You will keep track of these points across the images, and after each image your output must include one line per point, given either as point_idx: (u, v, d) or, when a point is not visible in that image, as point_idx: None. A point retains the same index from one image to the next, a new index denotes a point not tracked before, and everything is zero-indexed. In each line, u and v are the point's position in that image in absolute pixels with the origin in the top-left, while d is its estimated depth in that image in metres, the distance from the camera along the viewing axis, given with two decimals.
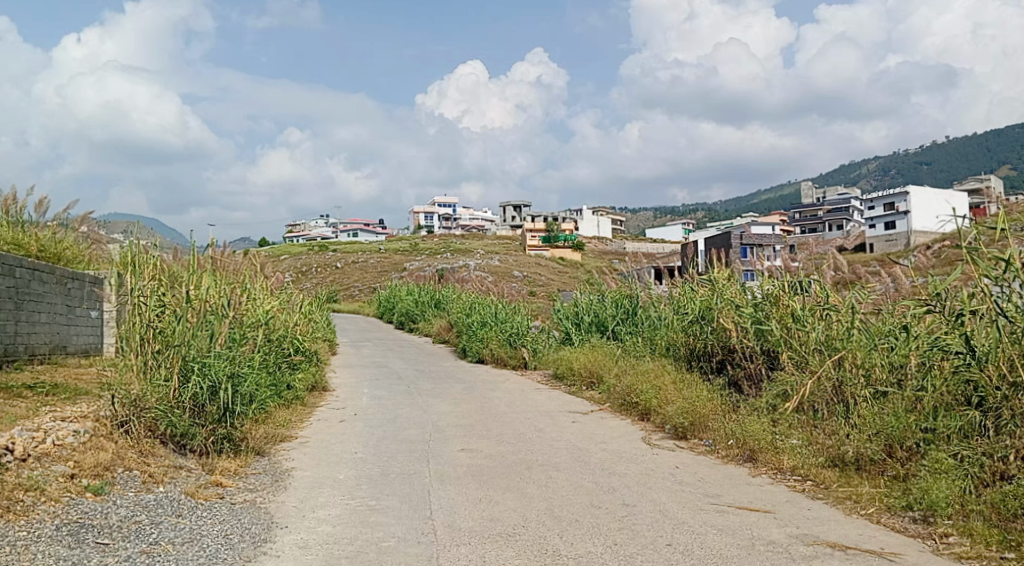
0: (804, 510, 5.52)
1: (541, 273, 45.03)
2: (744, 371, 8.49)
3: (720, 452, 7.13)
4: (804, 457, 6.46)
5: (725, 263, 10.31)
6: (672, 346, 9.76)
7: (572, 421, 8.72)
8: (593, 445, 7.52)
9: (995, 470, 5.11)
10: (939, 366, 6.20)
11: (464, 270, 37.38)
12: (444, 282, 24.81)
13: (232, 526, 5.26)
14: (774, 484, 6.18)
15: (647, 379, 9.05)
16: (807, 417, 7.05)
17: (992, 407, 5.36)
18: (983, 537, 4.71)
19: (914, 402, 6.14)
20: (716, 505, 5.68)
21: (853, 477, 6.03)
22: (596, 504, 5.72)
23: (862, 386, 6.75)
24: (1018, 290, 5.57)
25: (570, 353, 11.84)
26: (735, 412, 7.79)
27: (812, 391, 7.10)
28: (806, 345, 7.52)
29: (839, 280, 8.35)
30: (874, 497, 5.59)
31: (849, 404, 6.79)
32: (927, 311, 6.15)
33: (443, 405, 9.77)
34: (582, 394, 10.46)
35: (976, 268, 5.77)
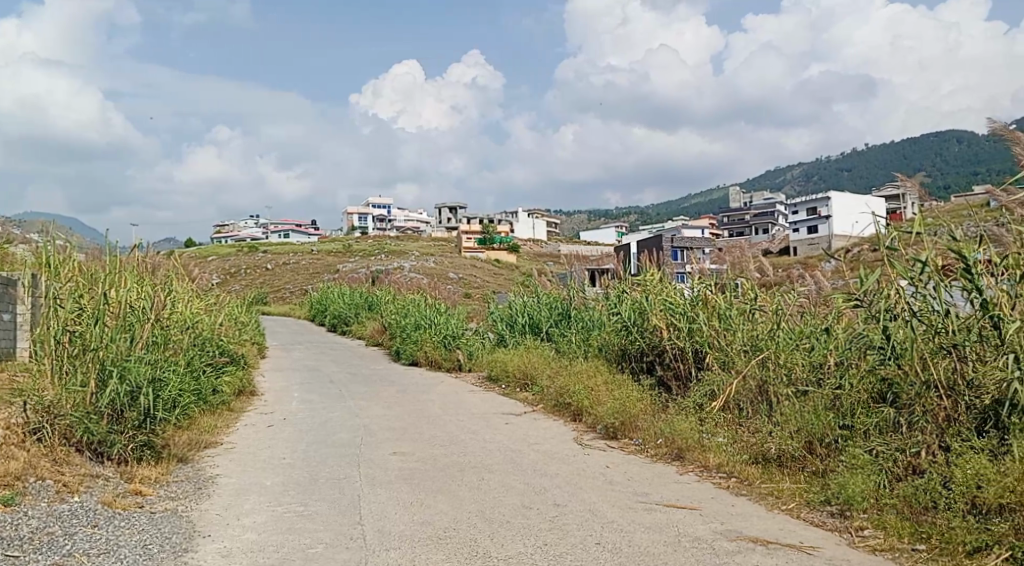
0: (728, 507, 5.64)
1: (476, 274, 44.99)
2: (673, 371, 8.65)
3: (649, 451, 7.25)
4: (729, 454, 6.61)
5: (655, 265, 10.49)
6: (605, 346, 9.88)
7: (505, 423, 8.74)
8: (526, 447, 7.56)
9: (907, 464, 5.31)
10: (856, 364, 6.43)
11: (398, 272, 37.13)
12: (377, 284, 24.57)
13: (151, 536, 5.10)
14: (701, 482, 6.30)
15: (580, 380, 9.13)
16: (732, 415, 7.21)
17: (905, 404, 5.56)
18: (896, 530, 4.89)
19: (833, 399, 6.36)
20: (645, 503, 5.77)
21: (775, 473, 6.20)
22: (527, 505, 5.74)
23: (784, 384, 6.97)
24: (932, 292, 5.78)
25: (504, 354, 11.86)
26: (664, 412, 7.93)
27: (738, 391, 7.28)
28: (732, 345, 7.70)
29: (765, 282, 8.59)
30: (795, 492, 5.76)
31: (772, 401, 7.00)
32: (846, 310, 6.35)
33: (374, 408, 9.67)
34: (516, 396, 10.49)
35: (893, 270, 5.97)
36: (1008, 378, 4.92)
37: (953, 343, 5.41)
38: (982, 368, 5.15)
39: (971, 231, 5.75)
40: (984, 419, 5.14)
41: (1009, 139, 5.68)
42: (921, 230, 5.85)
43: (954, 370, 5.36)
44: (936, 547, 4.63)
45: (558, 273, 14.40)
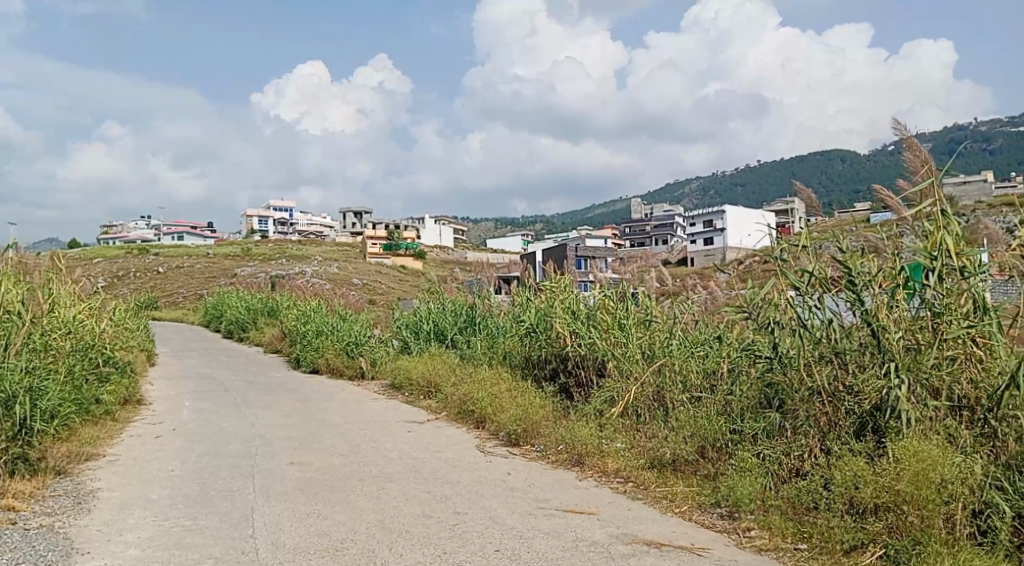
0: (624, 511, 5.75)
1: (380, 280, 44.45)
2: (575, 378, 8.75)
3: (550, 457, 7.31)
4: (626, 459, 6.74)
5: (560, 273, 10.64)
6: (508, 353, 9.92)
7: (407, 431, 8.66)
8: (429, 454, 7.51)
9: (791, 467, 5.56)
10: (747, 371, 6.70)
11: (300, 277, 36.32)
12: (277, 289, 23.96)
13: (24, 554, 4.81)
14: (600, 487, 6.39)
15: (483, 387, 9.14)
16: (630, 421, 7.36)
17: (790, 409, 5.82)
18: (780, 530, 5.09)
19: (725, 405, 6.61)
20: (544, 509, 5.82)
21: (669, 477, 6.36)
22: (427, 514, 5.70)
23: (679, 391, 7.18)
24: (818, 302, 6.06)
25: (407, 362, 11.74)
26: (565, 418, 8.02)
27: (636, 397, 7.43)
28: (628, 351, 7.91)
29: (664, 291, 8.87)
30: (687, 495, 5.92)
31: (667, 407, 7.20)
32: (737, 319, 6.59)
33: (271, 417, 9.41)
34: (419, 404, 10.39)
35: (783, 280, 6.22)
36: (886, 386, 5.18)
37: (835, 351, 5.68)
38: (860, 375, 5.44)
39: (854, 246, 6.03)
40: (862, 424, 5.39)
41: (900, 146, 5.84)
42: (809, 243, 6.18)
43: (836, 377, 5.64)
44: (816, 545, 4.84)
45: (464, 281, 14.41)
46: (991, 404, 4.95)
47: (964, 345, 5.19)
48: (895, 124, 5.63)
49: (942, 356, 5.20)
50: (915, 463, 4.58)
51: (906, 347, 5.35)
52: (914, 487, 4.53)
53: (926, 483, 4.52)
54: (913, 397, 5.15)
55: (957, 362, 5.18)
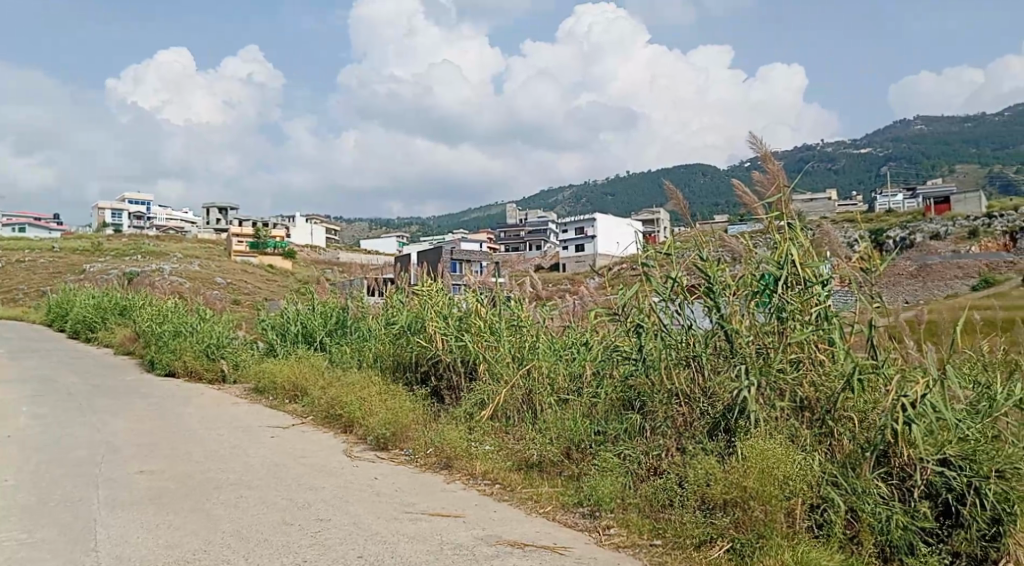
0: (490, 513, 5.79)
1: (246, 280, 42.85)
2: (446, 381, 8.73)
3: (419, 461, 7.25)
4: (494, 461, 6.77)
5: (433, 276, 10.61)
6: (378, 357, 9.77)
7: (270, 436, 8.37)
8: (293, 460, 7.30)
9: (650, 466, 5.75)
10: (612, 375, 6.90)
11: (157, 274, 34.49)
12: (130, 287, 22.64)
13: None
14: (466, 490, 6.39)
15: (351, 391, 8.94)
16: (499, 424, 7.41)
17: (650, 411, 6.05)
18: (637, 527, 5.25)
19: (591, 407, 6.79)
20: (410, 513, 5.77)
21: (535, 478, 6.42)
22: (288, 521, 5.54)
23: (548, 393, 7.31)
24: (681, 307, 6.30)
25: (272, 365, 11.36)
26: (434, 422, 7.98)
27: (505, 400, 7.50)
28: (498, 355, 8.02)
29: (535, 296, 9.00)
30: (552, 496, 6.02)
31: (536, 409, 7.31)
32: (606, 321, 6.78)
33: (121, 423, 8.88)
34: (284, 408, 10.07)
35: (648, 285, 6.45)
36: (738, 388, 5.46)
37: (693, 354, 5.94)
38: (715, 378, 5.73)
39: (713, 255, 6.31)
40: (715, 424, 5.65)
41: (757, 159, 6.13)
42: (672, 251, 6.43)
43: (692, 379, 5.90)
44: (670, 541, 5.03)
45: (336, 282, 14.11)
46: (829, 405, 5.27)
47: (807, 350, 5.51)
48: (750, 138, 5.91)
49: (788, 360, 5.51)
50: (761, 462, 4.87)
51: (757, 351, 5.66)
52: (759, 484, 4.79)
53: (770, 480, 4.79)
54: (762, 399, 5.44)
55: (801, 365, 5.51)
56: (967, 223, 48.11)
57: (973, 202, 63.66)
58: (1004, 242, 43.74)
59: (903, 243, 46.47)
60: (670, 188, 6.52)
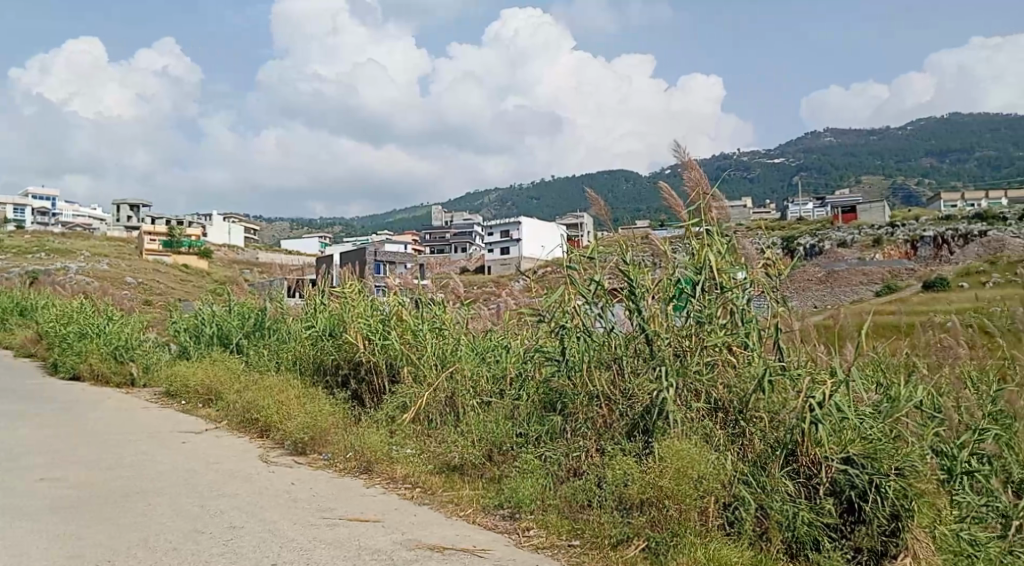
0: (409, 517, 5.74)
1: (159, 280, 41.43)
2: (367, 384, 8.61)
3: (338, 465, 7.14)
4: (415, 465, 6.72)
5: (355, 278, 10.48)
6: (297, 360, 9.58)
7: (182, 442, 8.11)
8: (205, 466, 7.09)
9: (570, 467, 5.81)
10: (536, 376, 6.96)
11: (62, 274, 33.01)
12: (33, 286, 21.62)
13: None
14: (386, 494, 6.33)
15: (268, 395, 8.73)
16: (421, 427, 7.36)
17: (572, 413, 6.13)
18: (556, 528, 5.29)
19: (514, 410, 6.82)
20: (327, 519, 5.68)
21: (456, 481, 6.40)
22: (199, 530, 5.38)
23: (470, 396, 7.31)
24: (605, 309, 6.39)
25: (185, 368, 11.02)
26: (354, 426, 7.87)
27: (428, 402, 7.46)
28: (423, 358, 7.99)
29: (459, 299, 8.98)
30: (472, 498, 6.01)
31: (459, 412, 7.30)
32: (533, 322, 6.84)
33: (21, 428, 8.46)
34: (197, 413, 9.77)
35: (572, 288, 6.53)
36: (657, 389, 5.57)
37: (614, 356, 6.07)
38: (635, 379, 5.83)
39: (634, 259, 6.44)
40: (633, 425, 5.75)
41: (683, 168, 6.26)
42: (595, 254, 6.53)
43: (613, 381, 6.00)
44: (588, 541, 5.09)
45: (254, 283, 13.79)
46: (741, 406, 5.42)
47: (722, 352, 5.66)
48: (674, 147, 6.06)
49: (704, 362, 5.65)
50: (677, 461, 4.99)
51: (674, 353, 5.77)
52: (675, 484, 4.91)
53: (684, 479, 4.91)
54: (679, 401, 5.56)
55: (716, 367, 5.67)
56: (872, 231, 50.26)
57: (878, 210, 66.57)
58: (906, 250, 45.88)
59: (813, 250, 48.24)
60: (594, 193, 6.64)
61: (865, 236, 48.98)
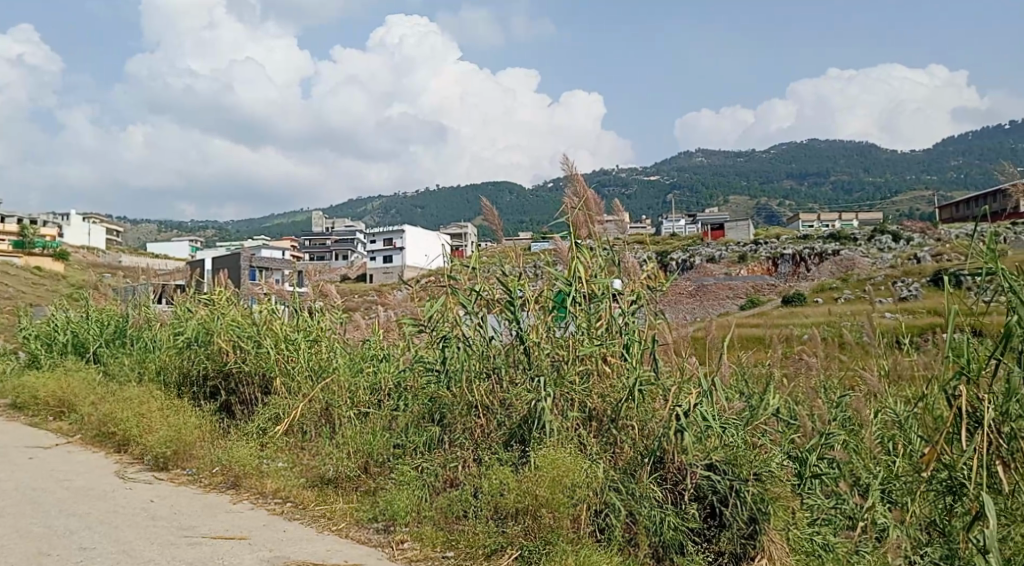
0: (278, 533, 5.56)
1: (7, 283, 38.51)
2: (238, 396, 8.29)
3: (202, 481, 6.83)
4: (286, 479, 6.52)
5: (227, 284, 10.10)
6: (162, 369, 9.12)
7: (28, 458, 7.55)
8: (54, 484, 6.62)
9: (447, 478, 5.80)
10: (415, 387, 6.91)
11: None
12: None
13: None
14: (254, 510, 6.10)
15: (128, 406, 8.26)
16: (295, 439, 7.16)
17: (450, 423, 6.13)
18: (430, 540, 5.26)
19: (391, 421, 6.74)
20: (188, 537, 5.43)
21: (329, 495, 6.24)
22: (43, 552, 5.02)
23: (347, 407, 7.16)
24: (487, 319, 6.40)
25: (34, 378, 10.29)
26: (223, 439, 7.56)
27: (303, 414, 7.27)
28: (297, 368, 7.77)
29: (336, 308, 8.81)
30: (346, 512, 5.88)
31: (334, 424, 7.13)
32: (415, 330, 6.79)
33: None
34: (47, 427, 9.12)
35: (453, 298, 6.53)
36: (535, 399, 5.65)
37: (493, 367, 6.14)
38: (513, 389, 5.89)
39: (515, 271, 6.52)
40: (510, 434, 5.79)
41: (567, 182, 6.34)
42: (477, 265, 6.58)
43: (491, 391, 6.05)
44: (463, 553, 5.08)
45: (116, 289, 13.05)
46: (613, 415, 5.56)
47: (596, 363, 5.79)
48: (563, 161, 6.13)
49: (579, 372, 5.77)
50: (551, 471, 5.07)
51: (551, 364, 5.87)
52: (549, 492, 4.99)
53: (558, 487, 5.00)
54: (556, 410, 5.66)
55: (590, 377, 5.78)
56: (738, 248, 52.86)
57: (744, 229, 70.08)
58: (768, 266, 48.48)
59: (683, 265, 50.22)
60: (486, 202, 6.71)
61: (732, 253, 51.41)
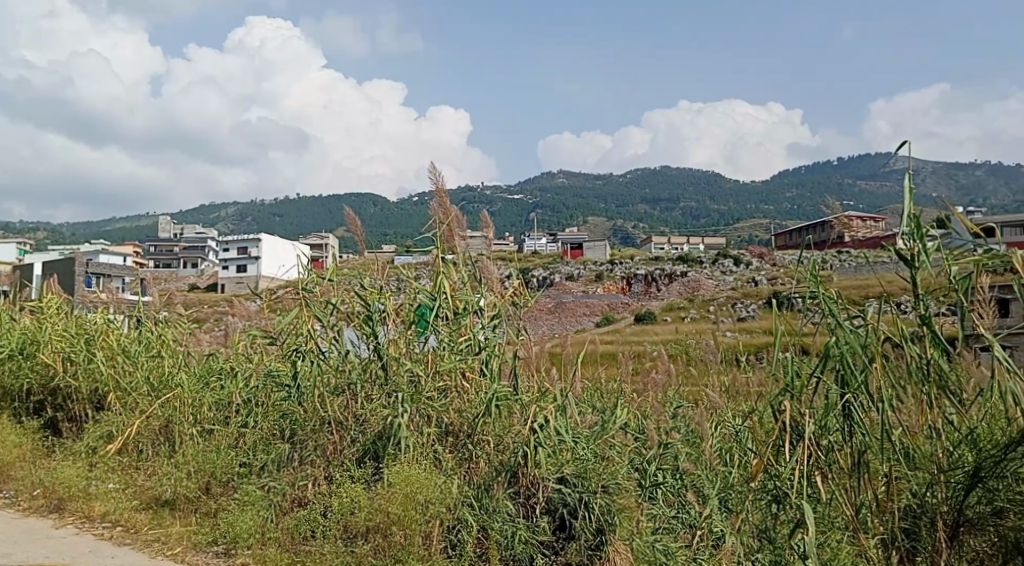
0: (105, 560, 5.19)
1: None
2: (66, 412, 7.71)
3: (21, 505, 6.29)
4: (117, 501, 6.11)
5: (58, 292, 9.39)
6: None
7: None
8: None
9: (294, 497, 5.61)
10: (263, 403, 6.66)
11: None
12: None
13: None
14: (79, 535, 5.67)
15: None
16: (129, 459, 6.74)
17: (300, 440, 5.95)
18: (274, 562, 5.06)
19: (237, 438, 6.47)
20: None
21: (165, 518, 5.90)
22: None
23: (188, 424, 6.80)
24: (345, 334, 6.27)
25: None
26: (47, 459, 7.00)
27: (139, 431, 6.85)
28: (134, 383, 7.32)
29: (180, 319, 8.37)
30: (182, 536, 5.57)
31: (174, 442, 6.76)
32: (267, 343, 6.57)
33: None
34: None
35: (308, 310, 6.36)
36: (391, 416, 5.59)
37: (348, 382, 6.01)
38: (368, 405, 5.79)
39: (375, 284, 6.43)
40: (364, 451, 5.68)
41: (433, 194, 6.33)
42: (335, 277, 6.45)
43: (345, 407, 5.95)
44: None
45: None
46: (469, 430, 5.56)
47: (455, 378, 5.76)
48: (430, 169, 6.09)
49: (437, 388, 5.74)
50: (405, 487, 5.02)
51: (409, 379, 5.81)
52: (401, 509, 4.95)
53: (411, 504, 4.96)
54: (412, 426, 5.62)
55: (449, 393, 5.75)
56: (594, 268, 54.51)
57: (599, 248, 72.40)
58: (622, 285, 50.27)
59: (542, 282, 51.22)
60: (353, 212, 6.68)
61: (589, 272, 52.97)
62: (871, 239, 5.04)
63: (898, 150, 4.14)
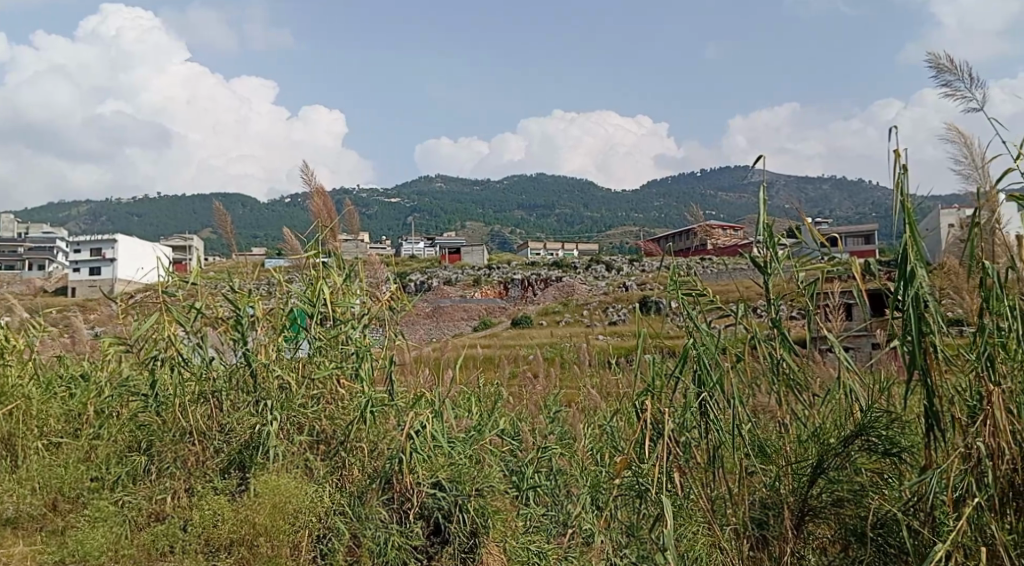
0: None
1: None
2: None
3: None
4: None
5: None
6: None
7: None
8: None
9: (151, 512, 5.35)
10: (117, 413, 6.31)
11: None
12: None
13: None
14: None
15: None
16: None
17: (157, 452, 5.66)
18: None
19: (89, 451, 6.10)
20: None
21: (6, 538, 5.51)
22: None
23: (32, 438, 6.34)
24: (207, 342, 5.98)
25: None
26: None
27: None
28: None
29: (25, 326, 7.81)
30: (25, 556, 5.21)
31: (16, 457, 6.30)
32: (123, 349, 6.20)
33: None
34: None
35: (169, 313, 5.94)
36: (259, 424, 5.42)
37: (212, 390, 5.79)
38: (234, 414, 5.59)
39: (243, 288, 6.22)
40: (229, 462, 5.48)
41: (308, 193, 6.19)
42: (200, 280, 6.16)
43: (209, 417, 5.72)
44: None
45: None
46: (343, 437, 5.45)
47: (328, 385, 5.67)
48: (303, 169, 5.97)
49: (309, 395, 5.60)
50: (271, 496, 4.84)
51: (280, 387, 5.64)
52: (269, 520, 4.79)
53: (280, 515, 4.81)
54: (281, 434, 5.44)
55: (321, 400, 5.63)
56: (471, 272, 54.70)
57: (477, 253, 72.74)
58: (499, 290, 50.65)
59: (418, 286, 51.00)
60: (219, 210, 6.41)
61: (466, 277, 53.13)
62: (730, 246, 5.30)
63: (754, 163, 4.39)
